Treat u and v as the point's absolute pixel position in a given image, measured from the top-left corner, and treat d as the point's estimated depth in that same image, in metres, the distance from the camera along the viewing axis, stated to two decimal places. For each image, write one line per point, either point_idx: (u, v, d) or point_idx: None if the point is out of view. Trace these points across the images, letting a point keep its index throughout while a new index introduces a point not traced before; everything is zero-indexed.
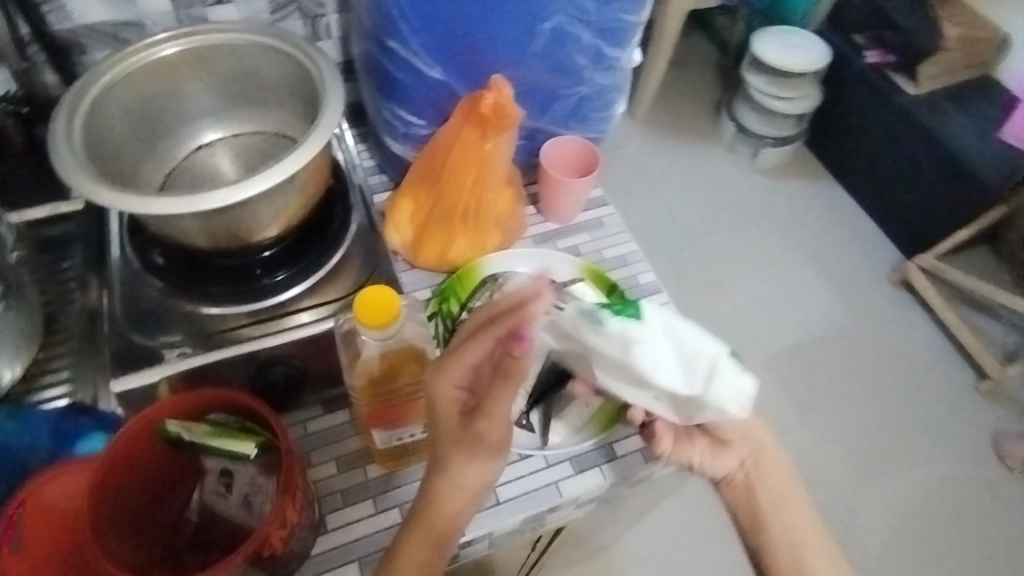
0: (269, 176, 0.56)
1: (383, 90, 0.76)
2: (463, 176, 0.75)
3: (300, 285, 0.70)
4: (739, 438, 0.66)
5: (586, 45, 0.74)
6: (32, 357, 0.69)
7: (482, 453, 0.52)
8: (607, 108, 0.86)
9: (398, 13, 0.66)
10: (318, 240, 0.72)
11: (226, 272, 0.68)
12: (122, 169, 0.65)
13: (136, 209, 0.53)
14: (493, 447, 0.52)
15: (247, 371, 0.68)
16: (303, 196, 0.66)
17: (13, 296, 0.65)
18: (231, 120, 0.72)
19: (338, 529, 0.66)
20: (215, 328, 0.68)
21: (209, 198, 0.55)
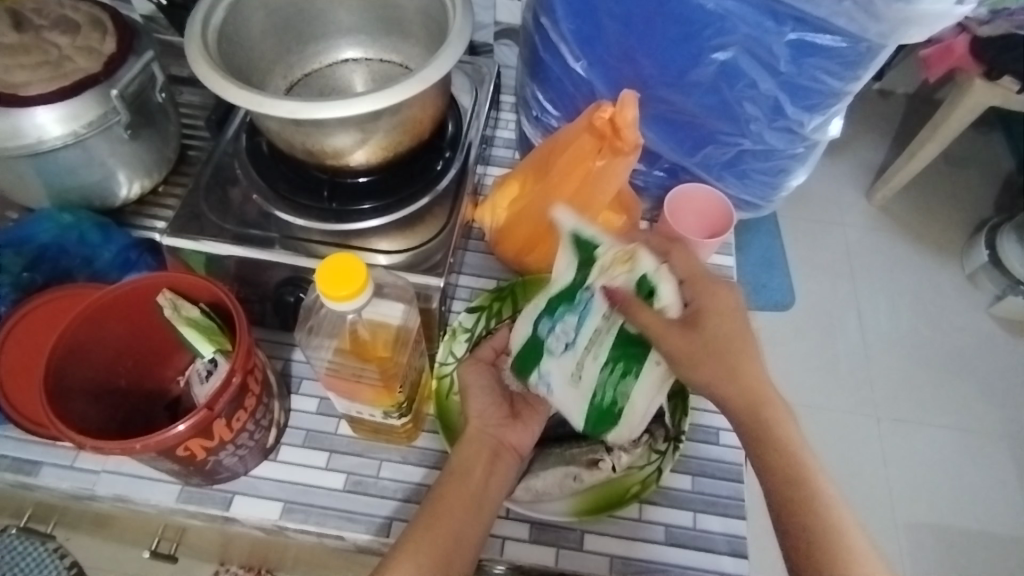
0: (337, 106, 0.56)
1: (531, 67, 0.73)
2: (567, 184, 0.67)
3: (381, 218, 0.67)
4: (723, 341, 0.52)
5: (761, 93, 0.62)
6: (153, 189, 0.77)
7: (493, 458, 0.58)
8: (778, 175, 0.72)
9: None
10: (413, 181, 0.68)
11: (316, 186, 0.67)
12: (263, 55, 0.68)
13: (216, 89, 0.56)
14: (506, 452, 0.59)
15: (277, 277, 0.68)
16: (391, 133, 0.63)
17: (142, 129, 0.71)
18: (382, 45, 0.72)
19: (286, 463, 0.66)
20: (290, 235, 0.68)
21: (277, 106, 0.56)
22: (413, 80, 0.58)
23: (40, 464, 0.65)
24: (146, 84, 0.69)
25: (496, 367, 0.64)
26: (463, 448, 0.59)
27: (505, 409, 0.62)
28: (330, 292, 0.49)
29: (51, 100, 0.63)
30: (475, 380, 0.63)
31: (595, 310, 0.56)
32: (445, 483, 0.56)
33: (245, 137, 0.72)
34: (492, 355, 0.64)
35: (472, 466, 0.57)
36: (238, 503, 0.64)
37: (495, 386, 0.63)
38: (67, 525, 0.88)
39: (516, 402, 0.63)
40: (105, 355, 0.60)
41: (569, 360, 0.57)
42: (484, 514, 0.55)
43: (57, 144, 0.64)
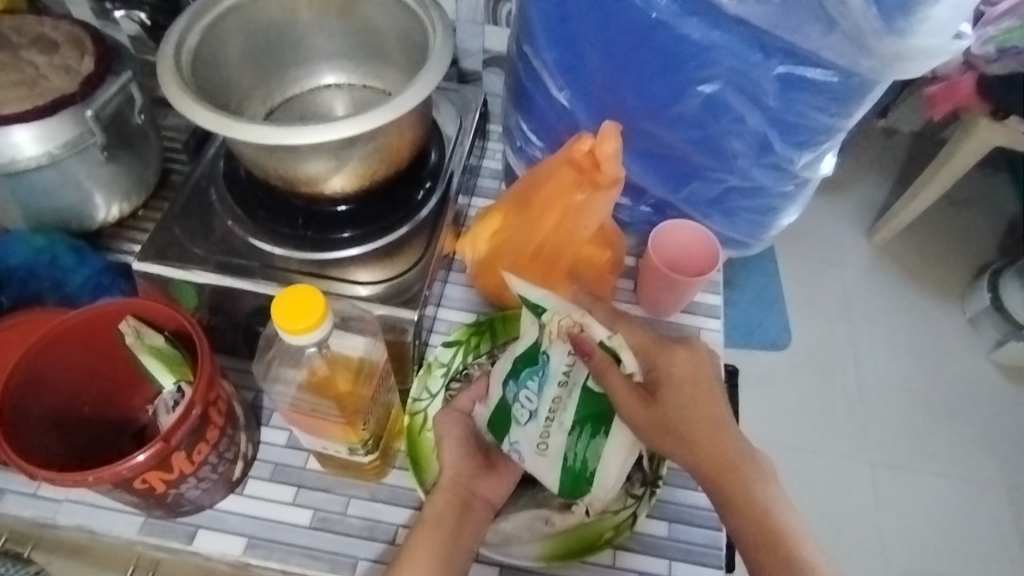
0: (307, 133, 0.55)
1: (513, 97, 0.71)
2: (547, 218, 0.65)
3: (360, 248, 0.66)
4: (682, 412, 0.53)
5: (748, 128, 0.61)
6: (131, 211, 0.76)
7: (466, 511, 0.57)
8: (769, 214, 0.71)
9: (540, 24, 0.62)
10: (391, 211, 0.67)
11: (293, 213, 0.67)
12: (242, 80, 0.67)
13: (188, 113, 0.55)
14: (479, 505, 0.58)
15: (249, 305, 0.67)
16: (368, 160, 0.62)
17: (119, 150, 0.70)
18: (364, 72, 0.72)
19: (252, 497, 0.64)
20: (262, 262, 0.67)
21: (247, 131, 0.55)
22: (387, 107, 0.57)
23: (2, 491, 0.64)
24: (125, 105, 0.68)
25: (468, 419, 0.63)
26: (435, 499, 0.57)
27: (477, 462, 0.60)
28: (287, 325, 0.48)
29: (25, 120, 0.62)
30: (449, 431, 0.62)
31: (552, 376, 0.56)
32: (415, 539, 0.54)
33: (224, 162, 0.71)
34: (466, 404, 0.64)
35: (446, 519, 0.56)
36: (201, 536, 0.62)
37: (469, 437, 0.62)
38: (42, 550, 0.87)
39: (490, 452, 0.62)
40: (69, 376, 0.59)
41: (534, 430, 0.57)
42: (457, 566, 0.54)
43: (30, 164, 0.64)
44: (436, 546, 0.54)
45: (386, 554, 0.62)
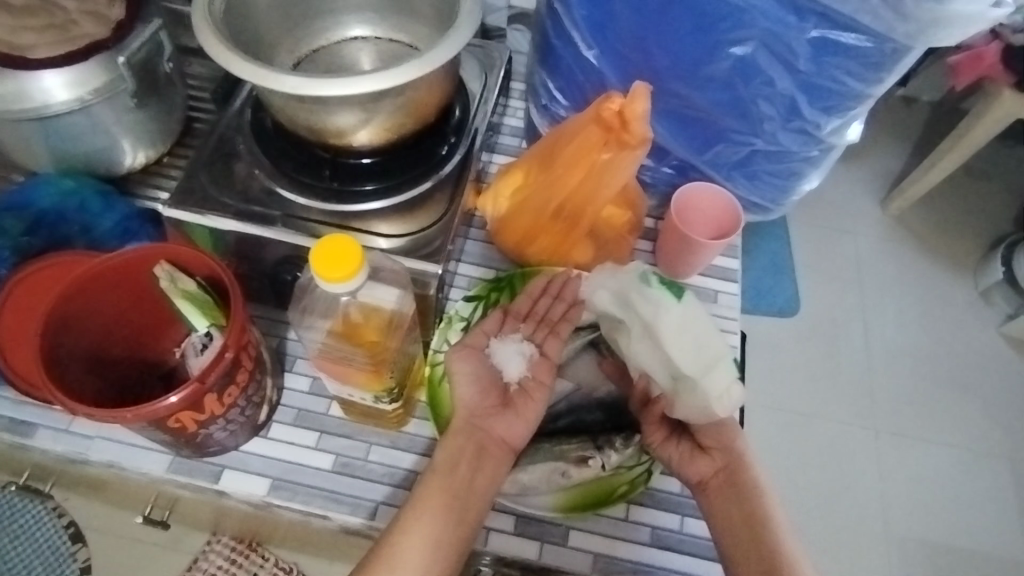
0: (340, 85, 0.55)
1: (540, 53, 0.71)
2: (568, 179, 0.66)
3: (383, 201, 0.67)
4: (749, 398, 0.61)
5: (778, 92, 0.61)
6: (157, 159, 0.77)
7: (479, 455, 0.58)
8: (793, 180, 0.71)
9: None
10: (415, 166, 0.67)
11: (316, 163, 0.67)
12: (269, 28, 0.67)
13: (221, 60, 0.56)
14: (493, 445, 0.59)
15: (275, 255, 0.68)
16: (395, 115, 0.63)
17: (148, 98, 0.71)
18: (391, 24, 0.71)
19: (276, 442, 0.66)
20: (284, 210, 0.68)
21: (280, 81, 0.55)
22: (420, 61, 0.57)
23: (36, 426, 0.66)
24: (154, 53, 0.69)
25: (481, 354, 0.61)
26: (449, 441, 0.58)
27: (494, 400, 0.60)
28: (324, 273, 0.49)
29: (56, 65, 0.63)
30: (463, 366, 0.60)
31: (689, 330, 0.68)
32: (427, 484, 0.56)
33: (249, 112, 0.71)
34: (481, 339, 0.62)
35: (455, 466, 0.57)
36: (227, 477, 0.64)
37: (485, 373, 0.60)
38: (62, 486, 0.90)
39: (507, 393, 0.61)
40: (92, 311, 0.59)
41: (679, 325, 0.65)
42: (469, 514, 0.56)
43: (63, 109, 0.65)
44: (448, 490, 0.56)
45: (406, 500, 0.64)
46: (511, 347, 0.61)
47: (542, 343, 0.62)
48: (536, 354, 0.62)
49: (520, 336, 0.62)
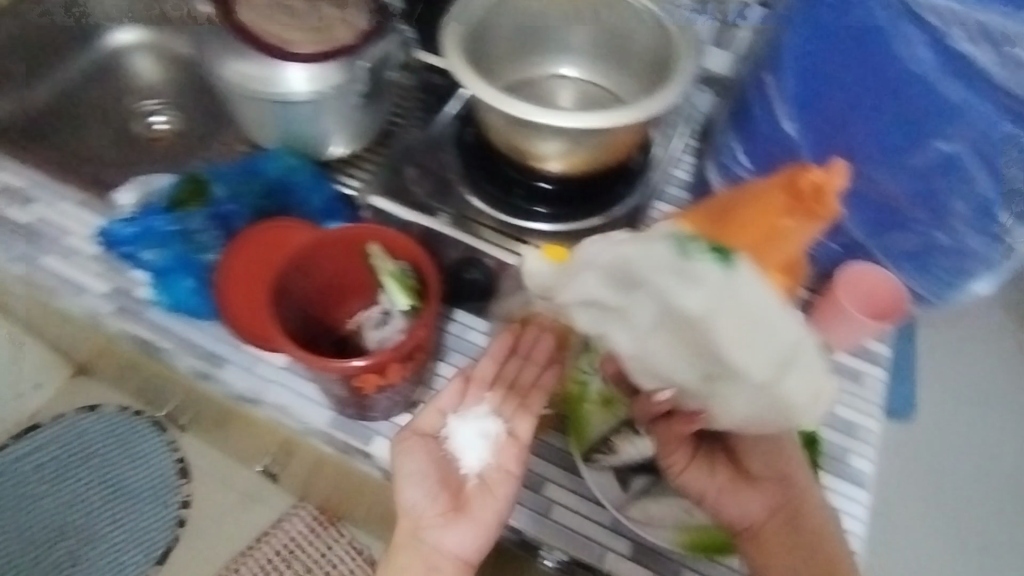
0: (568, 117, 0.63)
1: (735, 116, 0.75)
2: (744, 237, 0.70)
3: (551, 224, 0.75)
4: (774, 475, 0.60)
5: (974, 191, 0.64)
6: (353, 153, 0.87)
7: (431, 574, 0.62)
8: (962, 280, 0.72)
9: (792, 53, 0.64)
10: (587, 199, 0.75)
11: (507, 181, 0.75)
12: (494, 55, 0.75)
13: (467, 81, 0.64)
14: (445, 563, 0.62)
15: (455, 254, 0.75)
16: (591, 149, 0.70)
17: (371, 99, 0.83)
18: (595, 69, 0.78)
19: None
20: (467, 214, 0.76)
21: (512, 106, 0.63)
22: (635, 109, 0.63)
23: (225, 361, 0.73)
24: (382, 61, 0.80)
25: (431, 443, 0.65)
26: (396, 562, 0.62)
27: (443, 502, 0.63)
28: (542, 254, 0.59)
29: (309, 61, 0.76)
30: (410, 465, 0.64)
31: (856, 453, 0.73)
32: (390, 573, 0.62)
33: (456, 124, 0.82)
34: (436, 427, 0.66)
35: (428, 514, 0.63)
36: (377, 442, 0.70)
37: (427, 468, 0.64)
38: (198, 421, 1.04)
39: (463, 489, 0.65)
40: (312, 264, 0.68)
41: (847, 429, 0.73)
42: (451, 559, 0.62)
43: (301, 97, 0.77)
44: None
45: (531, 503, 0.68)
46: (471, 430, 0.66)
47: (509, 422, 0.66)
48: (502, 435, 0.66)
49: (483, 412, 0.67)
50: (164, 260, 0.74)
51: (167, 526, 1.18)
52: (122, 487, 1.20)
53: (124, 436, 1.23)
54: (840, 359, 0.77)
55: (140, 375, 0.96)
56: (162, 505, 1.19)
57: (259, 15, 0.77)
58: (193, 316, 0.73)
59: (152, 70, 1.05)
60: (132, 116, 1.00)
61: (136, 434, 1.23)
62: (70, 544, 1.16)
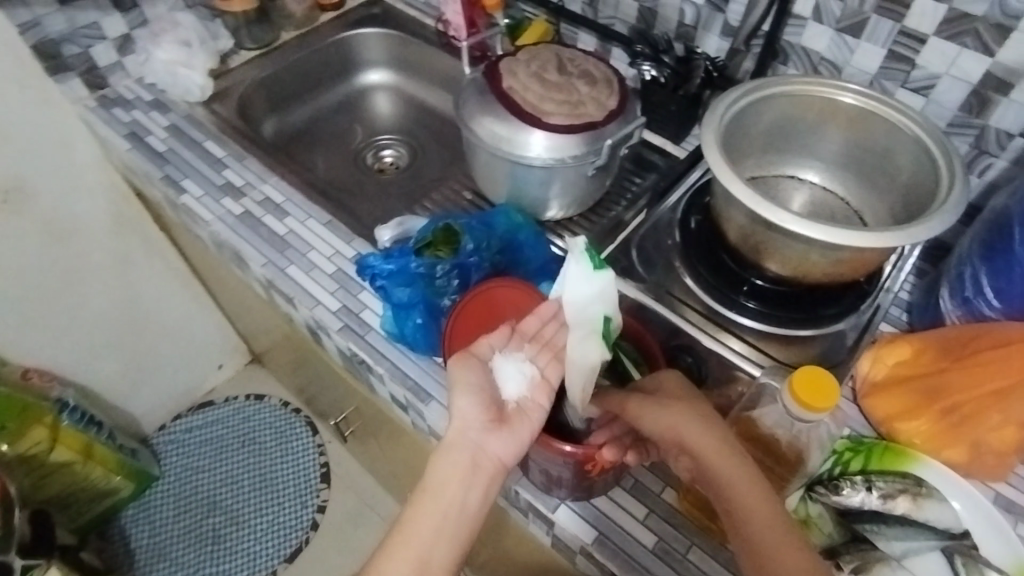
0: (831, 232, 0.63)
1: (986, 250, 0.71)
2: (987, 380, 0.66)
3: (758, 324, 0.75)
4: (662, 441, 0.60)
5: None
6: (569, 216, 0.92)
7: (472, 469, 0.64)
8: None
9: None
10: (800, 311, 0.75)
11: (727, 273, 0.77)
12: (742, 151, 0.77)
13: (726, 179, 0.66)
14: (486, 461, 0.64)
15: (667, 339, 0.76)
16: (832, 263, 0.69)
17: (601, 173, 0.87)
18: (836, 177, 0.79)
19: (612, 501, 0.71)
20: (680, 298, 0.78)
21: (771, 211, 0.64)
22: (902, 233, 0.62)
23: (432, 398, 0.76)
24: (621, 140, 0.84)
25: (483, 367, 0.68)
26: (444, 457, 0.64)
27: (492, 414, 0.66)
28: (809, 403, 0.57)
29: (555, 133, 0.80)
30: (468, 377, 0.67)
31: None
32: (438, 461, 0.64)
33: (681, 214, 0.84)
34: (487, 352, 0.68)
35: (476, 420, 0.65)
36: (563, 512, 0.71)
37: (482, 385, 0.67)
38: (360, 434, 1.11)
39: (506, 409, 0.66)
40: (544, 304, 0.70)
41: None
42: (484, 480, 0.64)
43: (538, 161, 0.82)
44: (447, 488, 0.64)
45: None
46: (511, 365, 0.66)
47: (543, 366, 0.67)
48: (537, 376, 0.66)
49: (523, 356, 0.67)
50: (408, 298, 0.77)
51: (303, 525, 1.33)
52: (271, 478, 1.39)
53: (284, 432, 1.44)
54: None
55: (325, 383, 1.05)
56: (302, 506, 1.36)
57: (520, 83, 0.83)
58: (414, 347, 0.77)
59: (389, 107, 1.15)
60: (369, 146, 1.10)
61: (292, 432, 1.44)
62: (220, 518, 1.34)
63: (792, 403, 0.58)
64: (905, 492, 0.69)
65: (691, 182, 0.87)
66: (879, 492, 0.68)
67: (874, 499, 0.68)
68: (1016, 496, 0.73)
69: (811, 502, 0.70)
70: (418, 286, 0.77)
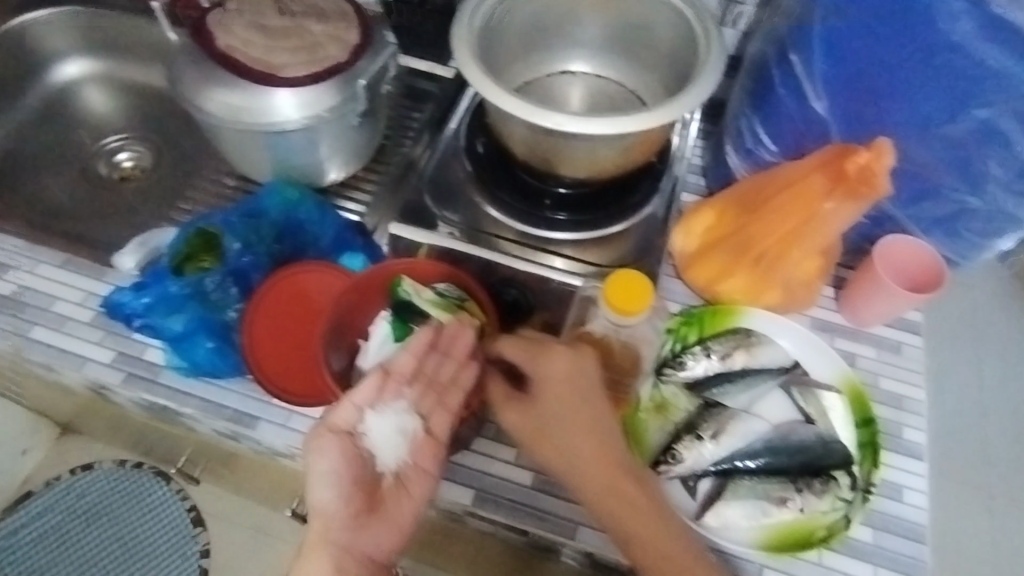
0: (604, 123, 0.59)
1: (754, 98, 0.72)
2: (781, 222, 0.69)
3: (575, 233, 0.72)
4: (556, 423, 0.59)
5: (1012, 157, 0.62)
6: (354, 172, 0.83)
7: (345, 558, 0.58)
8: (991, 241, 0.72)
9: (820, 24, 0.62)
10: (609, 206, 0.73)
11: (526, 190, 0.72)
12: (504, 58, 0.71)
13: (487, 92, 0.60)
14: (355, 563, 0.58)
15: (485, 275, 0.72)
16: (621, 152, 0.66)
17: (369, 118, 0.77)
18: (604, 63, 0.75)
19: (478, 455, 0.68)
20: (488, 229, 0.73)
21: (544, 116, 0.59)
22: (672, 105, 0.60)
23: (257, 419, 0.67)
24: (378, 76, 0.74)
25: (346, 439, 0.58)
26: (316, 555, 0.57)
27: (358, 505, 0.58)
28: (625, 305, 0.61)
29: (294, 86, 0.70)
30: (322, 462, 0.57)
31: (900, 427, 0.71)
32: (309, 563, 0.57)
33: (463, 137, 0.77)
34: (345, 425, 0.58)
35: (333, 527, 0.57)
36: (434, 484, 0.66)
37: (342, 470, 0.57)
38: (214, 469, 0.99)
39: (378, 486, 0.60)
40: (361, 294, 0.65)
41: (893, 402, 0.73)
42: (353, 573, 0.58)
43: (293, 126, 0.71)
44: None
45: None
46: (387, 421, 0.59)
47: (428, 420, 0.60)
48: (419, 432, 0.60)
49: (401, 408, 0.60)
50: (183, 326, 0.67)
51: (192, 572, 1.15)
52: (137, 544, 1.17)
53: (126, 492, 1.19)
54: (878, 333, 0.77)
55: (149, 434, 0.92)
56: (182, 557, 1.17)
57: (239, 39, 0.70)
58: (212, 375, 0.68)
59: (106, 102, 0.96)
60: (98, 154, 0.92)
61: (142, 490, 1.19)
62: None
63: (611, 310, 0.62)
64: (736, 344, 0.72)
65: (464, 103, 0.80)
66: (716, 355, 0.71)
67: (714, 362, 0.71)
68: (827, 316, 0.78)
69: (663, 385, 0.70)
70: (191, 308, 0.67)
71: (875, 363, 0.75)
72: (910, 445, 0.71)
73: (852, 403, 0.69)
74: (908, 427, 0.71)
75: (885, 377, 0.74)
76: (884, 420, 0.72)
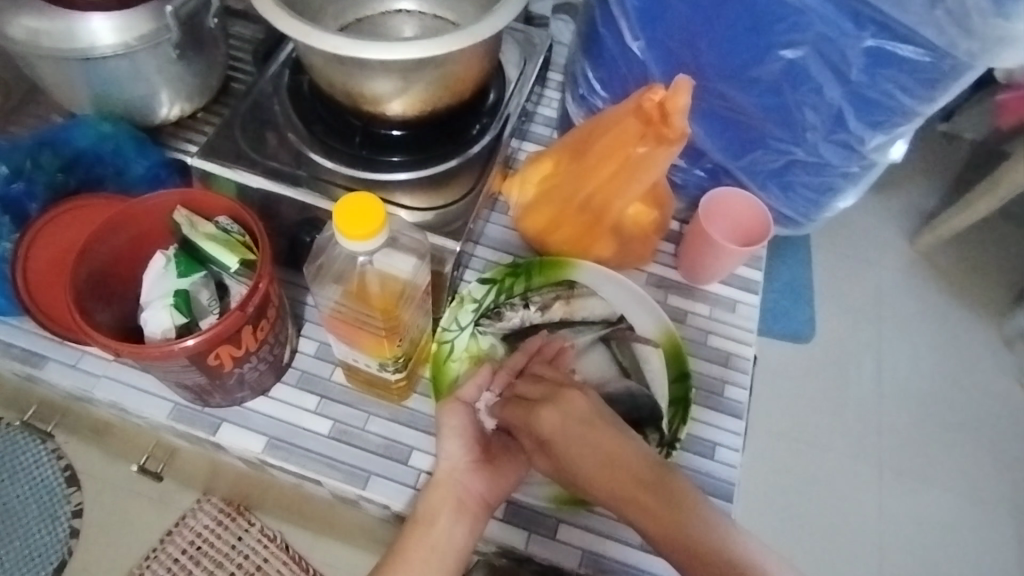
0: (385, 49, 0.56)
1: (584, 42, 0.70)
2: (600, 170, 0.66)
3: (412, 172, 0.67)
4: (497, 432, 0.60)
5: (827, 101, 0.59)
6: (190, 113, 0.78)
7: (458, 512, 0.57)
8: (830, 198, 0.69)
9: None
10: (447, 142, 0.68)
11: (349, 129, 0.68)
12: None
13: (269, 15, 0.57)
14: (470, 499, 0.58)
15: (299, 217, 0.69)
16: (432, 86, 0.63)
17: (193, 53, 0.73)
18: (435, 0, 0.71)
19: (276, 402, 0.66)
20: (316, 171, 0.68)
21: (323, 39, 0.56)
22: (463, 33, 0.57)
23: (45, 358, 0.66)
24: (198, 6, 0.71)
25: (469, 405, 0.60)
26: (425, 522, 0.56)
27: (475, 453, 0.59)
28: (345, 230, 0.48)
29: (106, 9, 0.65)
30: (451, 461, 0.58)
31: (720, 385, 0.70)
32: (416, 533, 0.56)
33: (288, 74, 0.73)
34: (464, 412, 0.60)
35: (436, 516, 0.56)
36: (225, 430, 0.64)
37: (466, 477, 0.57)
38: (72, 428, 0.94)
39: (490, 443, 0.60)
40: (132, 227, 0.60)
41: (718, 359, 0.71)
42: (448, 558, 0.55)
43: (107, 53, 0.66)
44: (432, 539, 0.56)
45: (398, 473, 0.63)
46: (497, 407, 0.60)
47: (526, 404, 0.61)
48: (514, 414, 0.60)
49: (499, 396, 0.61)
50: None
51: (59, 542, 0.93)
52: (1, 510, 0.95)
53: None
54: (714, 291, 0.75)
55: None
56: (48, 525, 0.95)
57: None
58: None
59: None
60: None
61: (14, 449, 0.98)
62: None
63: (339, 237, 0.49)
64: (557, 296, 0.70)
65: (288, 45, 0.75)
66: (535, 306, 0.69)
67: (533, 312, 0.69)
68: (664, 272, 0.75)
69: (481, 336, 0.68)
70: None
71: (706, 321, 0.73)
72: (732, 403, 0.69)
73: (669, 359, 0.68)
74: (730, 384, 0.70)
75: (715, 334, 0.72)
76: (703, 374, 0.70)
